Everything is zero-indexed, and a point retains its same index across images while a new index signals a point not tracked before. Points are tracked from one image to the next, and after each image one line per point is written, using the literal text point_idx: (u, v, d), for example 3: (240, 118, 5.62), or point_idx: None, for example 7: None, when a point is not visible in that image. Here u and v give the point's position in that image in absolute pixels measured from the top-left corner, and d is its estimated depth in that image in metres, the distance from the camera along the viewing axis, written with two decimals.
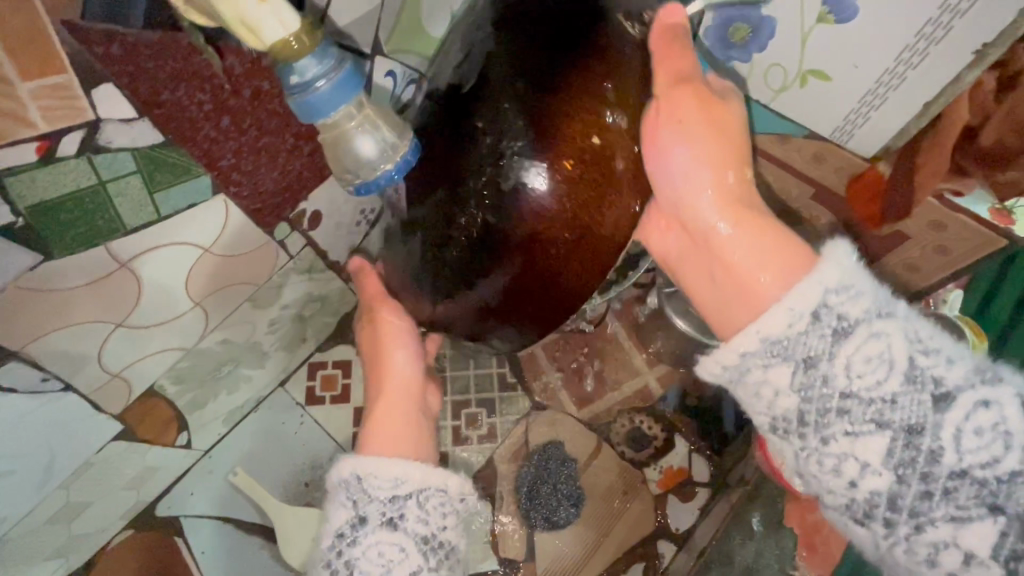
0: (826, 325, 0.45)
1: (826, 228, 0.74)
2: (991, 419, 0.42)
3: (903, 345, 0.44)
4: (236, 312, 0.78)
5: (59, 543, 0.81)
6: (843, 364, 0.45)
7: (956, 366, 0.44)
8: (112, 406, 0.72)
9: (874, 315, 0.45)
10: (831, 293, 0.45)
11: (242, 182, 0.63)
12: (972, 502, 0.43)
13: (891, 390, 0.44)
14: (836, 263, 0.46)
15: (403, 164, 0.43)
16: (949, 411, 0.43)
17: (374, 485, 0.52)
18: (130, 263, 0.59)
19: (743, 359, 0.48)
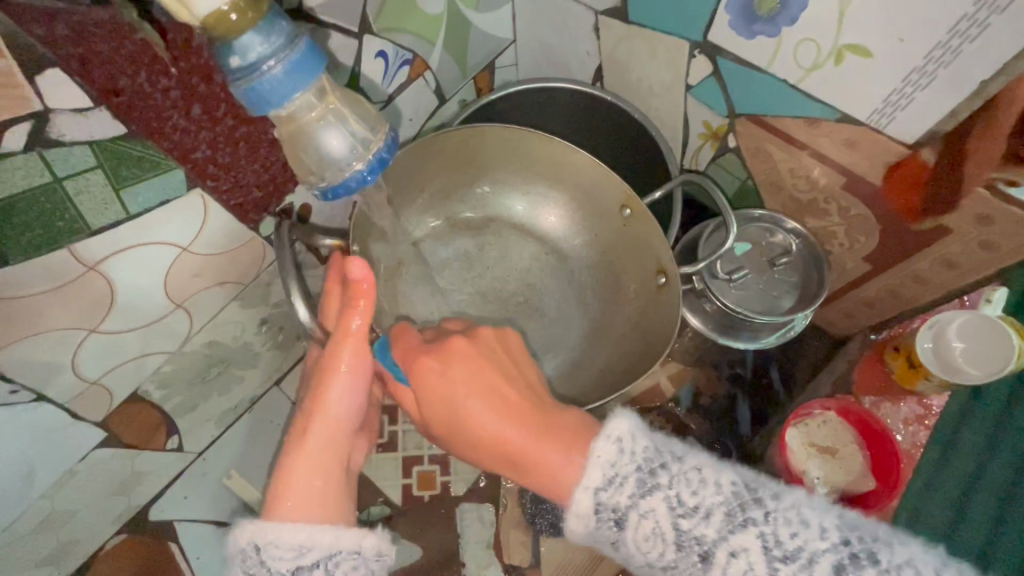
0: (608, 517, 0.46)
1: (857, 220, 0.68)
2: (743, 566, 0.42)
3: (665, 513, 0.44)
4: (223, 313, 0.74)
5: (48, 552, 0.78)
6: (633, 545, 0.46)
7: (713, 519, 0.43)
8: (92, 414, 0.68)
9: (640, 495, 0.45)
10: (599, 491, 0.46)
11: (220, 175, 0.57)
12: None
13: (666, 557, 0.45)
14: (595, 460, 0.46)
15: (376, 162, 0.46)
16: (714, 568, 0.43)
17: (274, 555, 0.47)
18: (99, 266, 0.55)
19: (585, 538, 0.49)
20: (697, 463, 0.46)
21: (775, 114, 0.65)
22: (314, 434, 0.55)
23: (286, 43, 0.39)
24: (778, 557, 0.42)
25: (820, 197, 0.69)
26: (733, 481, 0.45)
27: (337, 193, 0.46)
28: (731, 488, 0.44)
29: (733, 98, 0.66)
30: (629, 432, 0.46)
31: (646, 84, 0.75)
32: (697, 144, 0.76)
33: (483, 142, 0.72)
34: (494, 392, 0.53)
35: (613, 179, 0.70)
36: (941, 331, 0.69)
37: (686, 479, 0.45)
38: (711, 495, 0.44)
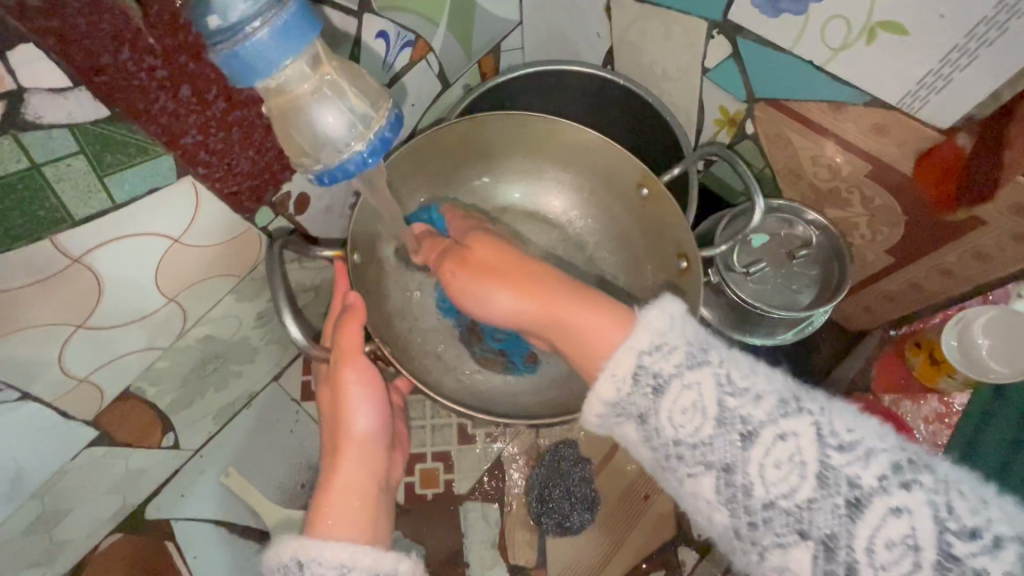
0: (646, 385, 0.43)
1: (881, 210, 0.65)
2: (790, 451, 0.38)
3: (711, 388, 0.40)
4: (218, 307, 0.71)
5: (40, 552, 0.76)
6: (665, 417, 0.42)
7: (764, 400, 0.40)
8: (83, 412, 0.66)
9: (687, 366, 0.41)
10: (644, 354, 0.43)
11: (211, 162, 0.54)
12: (784, 529, 0.38)
13: (703, 433, 0.40)
14: (646, 324, 0.43)
15: (378, 143, 0.43)
16: (755, 449, 0.39)
17: (317, 573, 0.47)
18: (85, 258, 0.52)
19: (608, 419, 0.46)
20: (751, 364, 0.42)
21: (797, 99, 0.61)
22: (349, 456, 0.57)
23: (275, 3, 0.36)
24: (832, 445, 0.37)
25: (843, 186, 0.66)
26: (786, 380, 0.41)
27: (334, 175, 0.43)
28: (784, 383, 0.41)
29: (753, 81, 0.63)
30: (680, 311, 0.44)
31: (659, 68, 0.72)
32: (712, 131, 0.73)
33: (483, 127, 0.68)
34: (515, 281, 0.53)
35: (627, 159, 0.67)
36: (967, 328, 0.66)
37: (739, 364, 0.42)
38: (762, 382, 0.40)
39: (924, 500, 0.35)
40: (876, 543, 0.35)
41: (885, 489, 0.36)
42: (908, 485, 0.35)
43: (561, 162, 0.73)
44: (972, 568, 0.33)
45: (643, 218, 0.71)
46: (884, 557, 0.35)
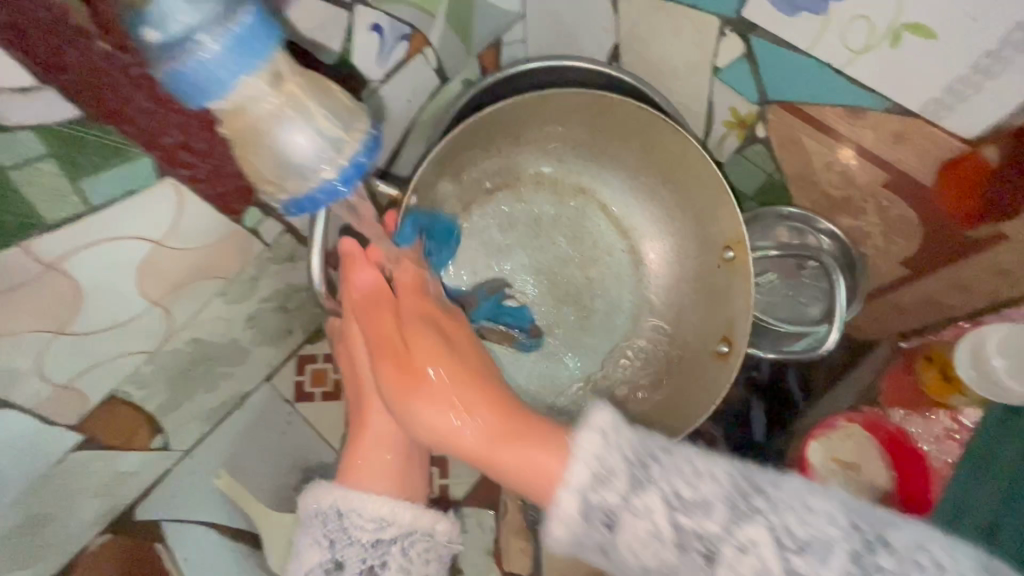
0: (599, 523, 0.37)
1: (897, 221, 0.62)
2: (754, 564, 0.34)
3: (660, 510, 0.36)
4: (206, 310, 0.69)
5: (27, 556, 0.75)
6: (626, 550, 0.37)
7: (716, 510, 0.36)
8: (65, 418, 0.64)
9: (632, 492, 0.36)
10: (588, 492, 0.37)
11: (194, 163, 0.51)
12: None
13: (668, 562, 0.36)
14: (579, 453, 0.38)
15: (348, 173, 0.40)
16: (720, 569, 0.35)
17: (356, 524, 0.51)
18: (61, 264, 0.50)
19: (575, 543, 0.39)
20: (687, 454, 0.38)
21: (813, 103, 0.58)
22: (376, 411, 0.57)
23: (222, 15, 0.34)
24: (792, 548, 0.34)
25: (858, 194, 0.63)
26: (731, 471, 0.38)
27: (304, 205, 0.41)
28: (728, 478, 0.37)
29: (768, 82, 0.60)
30: (613, 424, 0.38)
31: (668, 65, 0.69)
32: (721, 133, 0.70)
33: (604, 112, 0.66)
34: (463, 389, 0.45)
35: (732, 216, 0.64)
36: (979, 349, 0.63)
37: (677, 470, 0.37)
38: (710, 487, 0.36)
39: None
40: None
41: None
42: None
43: (664, 176, 0.71)
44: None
45: (711, 274, 0.70)
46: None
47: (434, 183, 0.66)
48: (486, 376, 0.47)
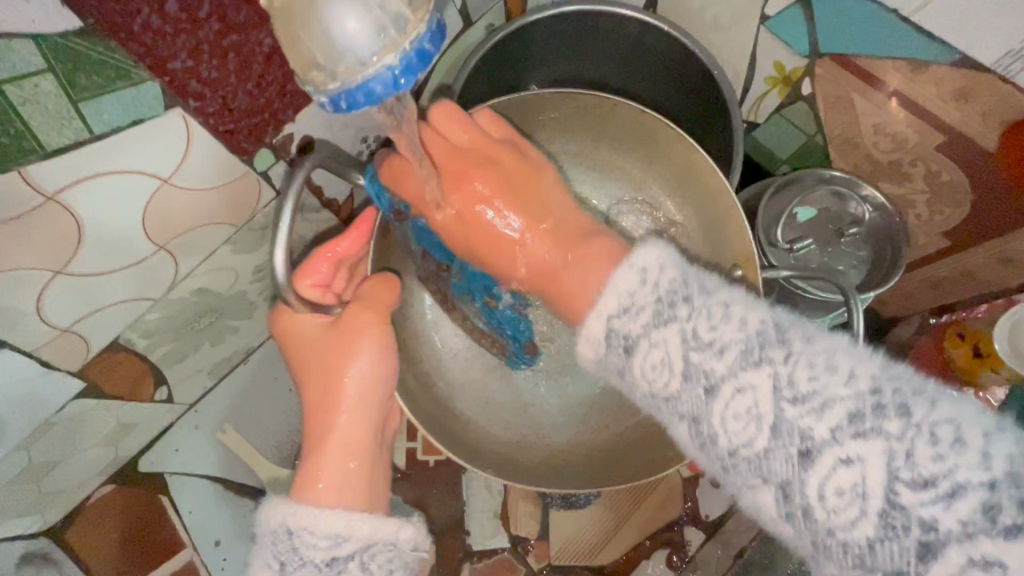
0: (617, 345, 0.42)
1: (945, 188, 0.60)
2: (748, 404, 0.36)
3: (676, 345, 0.39)
4: (213, 259, 0.65)
5: (30, 503, 0.73)
6: (638, 373, 0.41)
7: (728, 353, 0.37)
8: (67, 364, 0.62)
9: (655, 325, 0.40)
10: (613, 317, 0.42)
11: (204, 95, 0.47)
12: (752, 478, 0.37)
13: (671, 388, 0.40)
14: (613, 286, 0.43)
15: (408, 66, 0.36)
16: (717, 402, 0.38)
17: (308, 543, 0.48)
18: (60, 196, 0.46)
19: (605, 355, 0.44)
20: (725, 299, 0.39)
21: (870, 56, 0.54)
22: (341, 410, 0.54)
23: None
24: (787, 398, 0.35)
25: (906, 158, 0.60)
26: (761, 323, 0.37)
27: (356, 99, 0.37)
28: (756, 327, 0.37)
29: (827, 30, 0.56)
30: (656, 263, 0.42)
31: (710, 12, 0.64)
32: (761, 91, 0.66)
33: (607, 115, 0.60)
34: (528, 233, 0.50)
35: (742, 230, 0.55)
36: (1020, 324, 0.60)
37: (707, 314, 0.39)
38: (731, 331, 0.38)
39: (880, 449, 0.32)
40: (827, 491, 0.33)
41: (837, 440, 0.33)
42: (864, 435, 0.32)
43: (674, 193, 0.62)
44: (920, 519, 0.31)
45: None
46: (834, 503, 0.33)
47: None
48: (551, 211, 0.50)
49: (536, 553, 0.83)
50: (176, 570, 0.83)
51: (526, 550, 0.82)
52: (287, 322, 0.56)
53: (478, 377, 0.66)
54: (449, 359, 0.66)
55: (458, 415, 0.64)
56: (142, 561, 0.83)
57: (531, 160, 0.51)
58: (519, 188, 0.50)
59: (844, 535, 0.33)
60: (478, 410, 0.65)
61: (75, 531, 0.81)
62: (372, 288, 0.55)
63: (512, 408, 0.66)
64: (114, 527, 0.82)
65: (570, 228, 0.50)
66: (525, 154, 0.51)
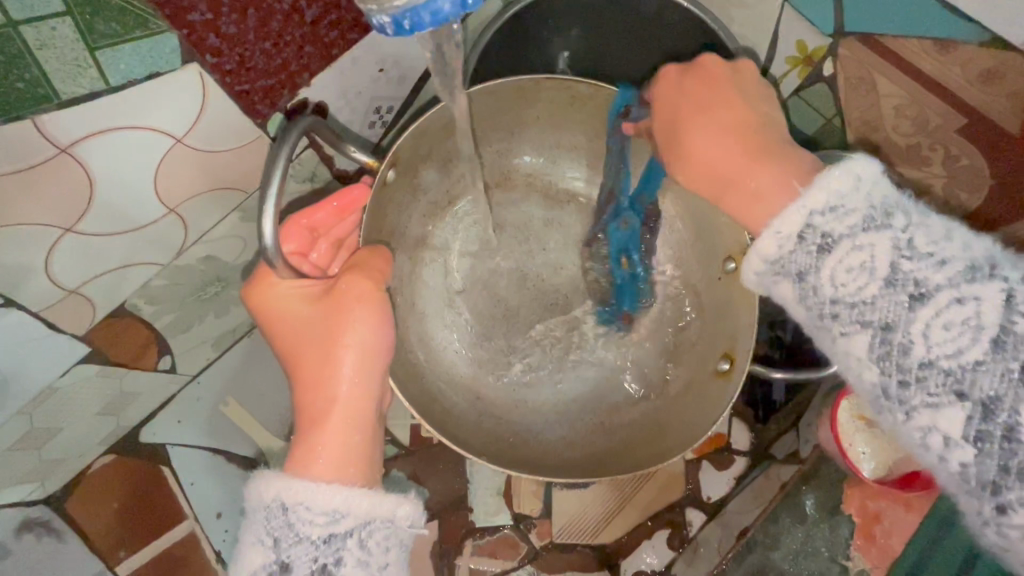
0: (811, 243, 0.42)
1: (964, 172, 0.62)
2: (966, 315, 0.37)
3: (886, 250, 0.40)
4: (223, 225, 0.64)
5: (31, 468, 0.72)
6: (827, 275, 0.42)
7: (947, 266, 0.38)
8: (72, 327, 0.60)
9: (863, 229, 0.40)
10: (817, 215, 0.42)
11: (221, 51, 0.46)
12: (940, 389, 0.37)
13: (867, 293, 0.40)
14: (825, 184, 0.42)
15: None
16: (925, 308, 0.38)
17: (305, 518, 0.45)
18: (72, 148, 0.45)
19: (786, 253, 0.43)
20: (943, 224, 0.41)
21: (898, 34, 0.56)
22: (343, 377, 0.51)
23: None
24: (1021, 312, 0.36)
25: (926, 142, 0.62)
26: (988, 251, 0.39)
27: (420, 20, 0.37)
28: (981, 252, 0.39)
29: (857, 8, 0.56)
30: (873, 174, 0.42)
31: None
32: (782, 71, 0.66)
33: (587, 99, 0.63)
34: (721, 123, 0.49)
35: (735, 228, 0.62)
36: None
37: (925, 230, 0.40)
38: (954, 250, 0.39)
39: None
40: None
41: None
42: None
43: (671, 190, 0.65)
44: None
45: (712, 332, 0.67)
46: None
47: (418, 168, 0.63)
48: (746, 109, 0.49)
49: (538, 531, 0.83)
50: (177, 541, 0.83)
51: (528, 528, 0.83)
52: (268, 297, 0.53)
53: (468, 371, 0.71)
54: (443, 351, 0.71)
55: (450, 410, 0.68)
56: (142, 531, 0.82)
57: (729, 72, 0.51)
58: (729, 81, 0.50)
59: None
60: (471, 402, 0.71)
61: (74, 500, 0.80)
62: (362, 260, 0.55)
63: (507, 399, 0.72)
64: (114, 497, 0.81)
65: (756, 130, 0.49)
66: (737, 71, 0.51)
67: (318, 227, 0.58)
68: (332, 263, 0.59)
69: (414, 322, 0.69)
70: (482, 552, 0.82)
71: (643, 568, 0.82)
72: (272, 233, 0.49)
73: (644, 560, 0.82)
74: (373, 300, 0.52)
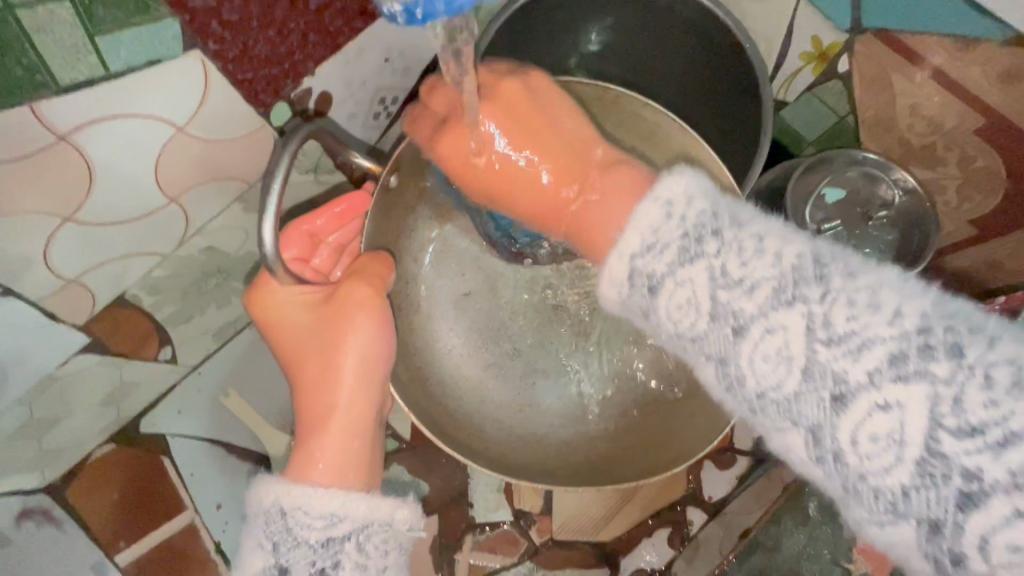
0: (641, 285, 0.41)
1: (978, 173, 0.61)
2: (777, 345, 0.35)
3: (704, 282, 0.38)
4: (225, 216, 0.63)
5: (30, 458, 0.72)
6: (663, 313, 0.40)
7: (758, 290, 0.36)
8: (72, 317, 0.60)
9: (679, 263, 0.39)
10: (636, 257, 0.41)
11: (224, 38, 0.45)
12: (778, 418, 0.36)
13: (696, 328, 0.39)
14: (636, 224, 0.41)
15: None
16: (745, 342, 0.36)
17: (302, 523, 0.45)
18: (72, 136, 0.44)
19: (626, 294, 0.42)
20: (757, 233, 0.37)
21: (916, 30, 0.55)
22: (343, 386, 0.51)
23: None
24: (821, 339, 0.33)
25: (940, 142, 0.61)
26: (800, 257, 0.36)
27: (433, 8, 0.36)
28: (791, 260, 0.36)
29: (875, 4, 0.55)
30: (681, 195, 0.40)
31: None
32: (794, 67, 0.64)
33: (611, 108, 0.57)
34: (532, 161, 0.48)
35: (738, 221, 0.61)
36: None
37: (738, 247, 0.37)
38: (763, 269, 0.36)
39: (922, 394, 0.30)
40: (860, 437, 0.32)
41: (874, 384, 0.32)
42: (905, 379, 0.31)
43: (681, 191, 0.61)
44: (962, 467, 0.29)
45: None
46: (866, 448, 0.32)
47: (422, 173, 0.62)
48: (551, 138, 0.48)
49: (538, 528, 0.83)
50: (178, 531, 0.83)
51: (529, 524, 0.83)
52: (268, 305, 0.53)
53: (472, 374, 0.70)
54: (446, 354, 0.70)
55: (450, 411, 0.68)
56: (142, 521, 0.82)
57: (523, 93, 0.48)
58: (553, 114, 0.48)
59: (876, 482, 0.32)
60: (474, 408, 0.69)
61: (73, 489, 0.80)
62: (364, 268, 0.53)
63: (506, 407, 0.70)
64: (114, 486, 0.81)
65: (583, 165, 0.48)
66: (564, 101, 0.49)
67: (317, 233, 0.60)
68: (334, 268, 0.61)
69: (419, 324, 0.69)
70: (482, 548, 0.82)
71: (643, 566, 0.82)
72: (272, 239, 0.48)
73: (644, 558, 0.82)
74: (371, 313, 0.52)
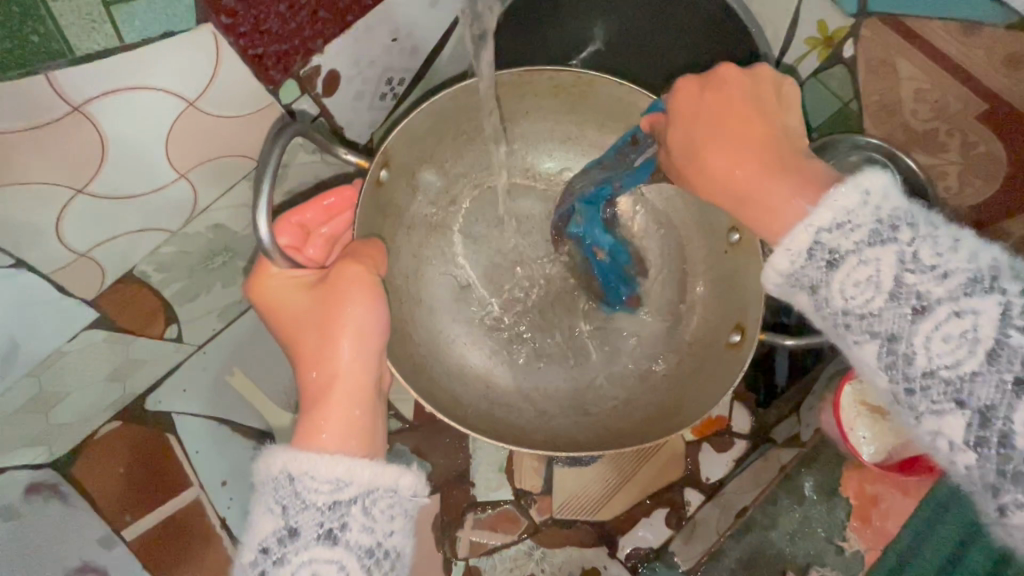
0: (820, 258, 0.42)
1: (979, 159, 0.62)
2: (965, 327, 0.37)
3: (892, 264, 0.39)
4: (232, 194, 0.63)
5: (38, 432, 0.73)
6: (837, 289, 0.41)
7: (948, 278, 0.38)
8: (81, 291, 0.60)
9: (871, 243, 0.40)
10: (824, 230, 0.41)
11: (237, 12, 0.45)
12: (941, 398, 0.37)
13: (873, 306, 0.40)
14: (832, 200, 0.41)
15: None
16: (925, 322, 0.38)
17: (309, 487, 0.46)
18: (85, 107, 0.44)
19: (797, 266, 0.43)
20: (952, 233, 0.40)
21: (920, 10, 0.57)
22: (340, 360, 0.52)
23: None
24: (1016, 325, 0.36)
25: (943, 127, 0.62)
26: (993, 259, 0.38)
27: None
28: (985, 262, 0.38)
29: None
30: (883, 187, 0.41)
31: None
32: (801, 52, 0.65)
33: (586, 95, 0.65)
34: (740, 139, 0.48)
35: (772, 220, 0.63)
36: None
37: (932, 241, 0.39)
38: (958, 262, 0.38)
39: None
40: None
41: None
42: None
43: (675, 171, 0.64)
44: None
45: (720, 318, 0.68)
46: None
47: (415, 168, 0.66)
48: (761, 125, 0.49)
49: (539, 507, 0.84)
50: (182, 507, 0.84)
51: (529, 503, 0.84)
52: (267, 289, 0.55)
53: (479, 362, 0.72)
54: (451, 342, 0.71)
55: (458, 398, 0.69)
56: (147, 497, 0.83)
57: (752, 81, 0.50)
58: (759, 100, 0.49)
59: None
60: (483, 392, 0.71)
61: (80, 465, 0.81)
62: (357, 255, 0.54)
63: (514, 390, 0.71)
64: (119, 462, 0.82)
65: (773, 145, 0.48)
66: (769, 88, 0.50)
67: (308, 225, 0.59)
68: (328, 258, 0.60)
69: (421, 312, 0.70)
70: (483, 526, 0.83)
71: (639, 545, 0.83)
72: (267, 230, 0.50)
73: (641, 537, 0.83)
74: (364, 292, 0.52)
